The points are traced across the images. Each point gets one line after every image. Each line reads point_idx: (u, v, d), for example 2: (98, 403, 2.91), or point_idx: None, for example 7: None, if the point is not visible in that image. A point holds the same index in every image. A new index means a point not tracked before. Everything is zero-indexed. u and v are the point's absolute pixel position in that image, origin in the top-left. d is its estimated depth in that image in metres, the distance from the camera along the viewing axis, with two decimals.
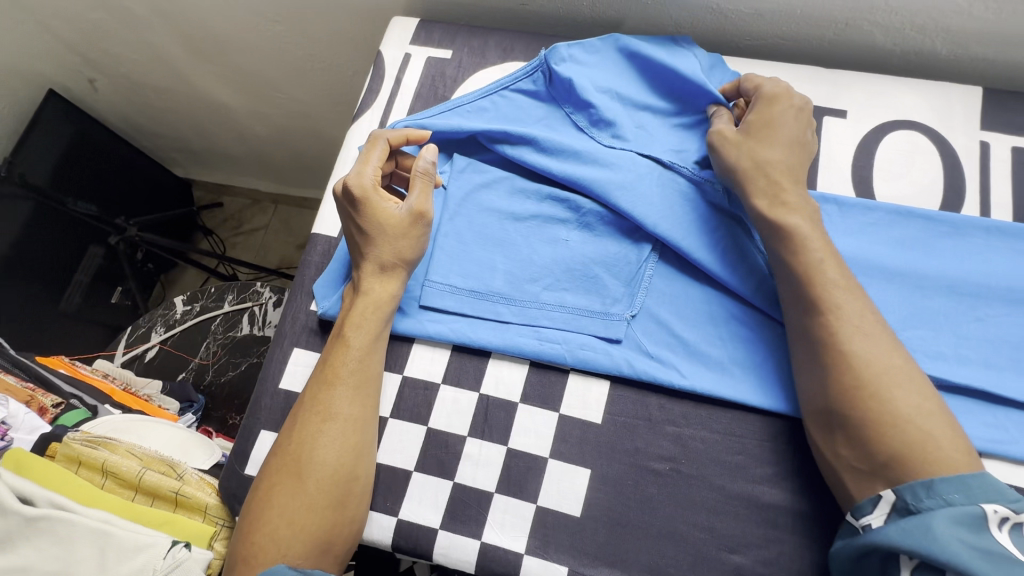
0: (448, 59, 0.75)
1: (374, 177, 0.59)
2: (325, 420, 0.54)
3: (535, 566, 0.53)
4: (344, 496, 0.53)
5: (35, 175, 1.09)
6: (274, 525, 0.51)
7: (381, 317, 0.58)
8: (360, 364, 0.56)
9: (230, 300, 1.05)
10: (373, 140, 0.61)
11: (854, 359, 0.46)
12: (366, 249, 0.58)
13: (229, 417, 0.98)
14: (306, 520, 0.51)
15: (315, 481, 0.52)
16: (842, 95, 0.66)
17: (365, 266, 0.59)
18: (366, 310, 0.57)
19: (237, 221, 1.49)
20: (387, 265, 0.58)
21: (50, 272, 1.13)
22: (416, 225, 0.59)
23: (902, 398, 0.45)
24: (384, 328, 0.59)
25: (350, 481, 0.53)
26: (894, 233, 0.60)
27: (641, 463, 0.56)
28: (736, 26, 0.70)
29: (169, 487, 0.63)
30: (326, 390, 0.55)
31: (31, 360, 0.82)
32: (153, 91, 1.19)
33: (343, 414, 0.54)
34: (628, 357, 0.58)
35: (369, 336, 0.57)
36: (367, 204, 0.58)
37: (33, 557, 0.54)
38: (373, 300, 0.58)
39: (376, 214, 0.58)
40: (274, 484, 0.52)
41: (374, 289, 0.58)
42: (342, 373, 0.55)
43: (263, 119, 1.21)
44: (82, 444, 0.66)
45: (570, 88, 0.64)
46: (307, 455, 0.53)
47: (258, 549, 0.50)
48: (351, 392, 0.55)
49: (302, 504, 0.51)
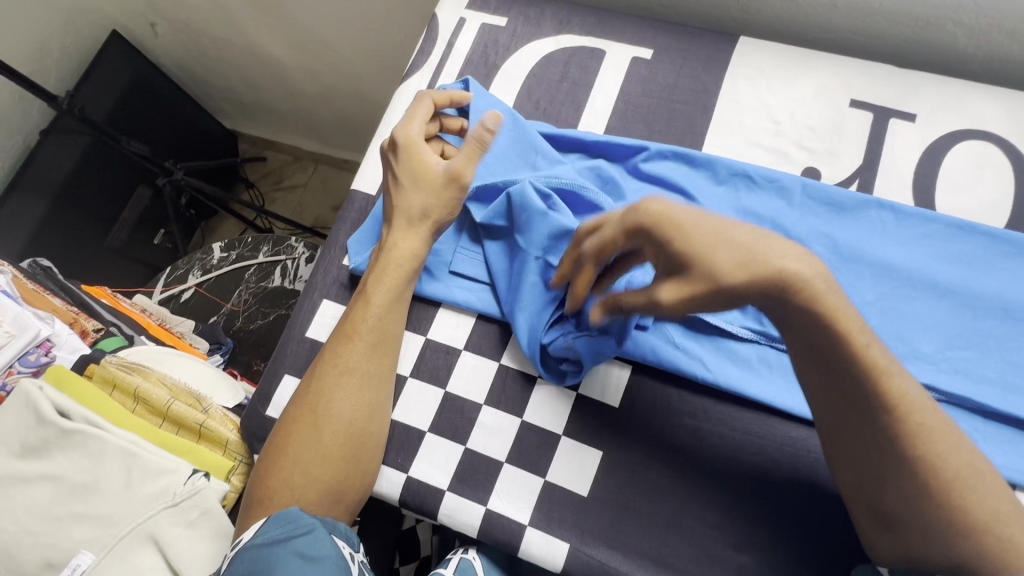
0: (502, 27, 0.74)
1: (419, 132, 0.58)
2: (341, 374, 0.55)
3: (537, 539, 0.54)
4: (357, 448, 0.54)
5: (94, 111, 1.13)
6: (289, 470, 0.52)
7: (402, 279, 0.58)
8: (379, 322, 0.57)
9: (265, 252, 1.08)
10: (419, 97, 0.61)
11: (916, 464, 0.39)
12: (395, 204, 0.59)
13: (254, 363, 1.01)
14: (318, 469, 0.52)
15: (329, 432, 0.53)
16: (913, 96, 0.63)
17: (393, 221, 0.59)
18: (384, 270, 0.58)
19: (278, 176, 1.53)
20: (413, 220, 0.58)
21: (99, 207, 1.17)
22: (450, 187, 0.57)
23: (976, 506, 0.38)
24: (407, 287, 0.59)
25: (364, 434, 0.54)
26: (952, 248, 0.56)
27: (656, 453, 0.55)
28: (806, 15, 0.67)
29: (194, 419, 0.65)
30: (345, 345, 0.56)
31: (78, 287, 0.86)
32: (210, 39, 1.21)
33: (359, 370, 0.55)
34: (655, 345, 0.56)
35: (389, 295, 0.58)
36: (406, 155, 0.58)
37: (66, 465, 0.58)
38: (396, 259, 0.58)
39: (411, 166, 0.58)
40: (290, 432, 0.54)
41: (399, 247, 0.58)
42: (361, 330, 0.56)
43: (312, 76, 1.22)
44: (117, 368, 0.68)
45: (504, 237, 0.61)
46: (324, 406, 0.54)
47: (273, 492, 0.52)
48: (368, 349, 0.56)
49: (317, 454, 0.53)
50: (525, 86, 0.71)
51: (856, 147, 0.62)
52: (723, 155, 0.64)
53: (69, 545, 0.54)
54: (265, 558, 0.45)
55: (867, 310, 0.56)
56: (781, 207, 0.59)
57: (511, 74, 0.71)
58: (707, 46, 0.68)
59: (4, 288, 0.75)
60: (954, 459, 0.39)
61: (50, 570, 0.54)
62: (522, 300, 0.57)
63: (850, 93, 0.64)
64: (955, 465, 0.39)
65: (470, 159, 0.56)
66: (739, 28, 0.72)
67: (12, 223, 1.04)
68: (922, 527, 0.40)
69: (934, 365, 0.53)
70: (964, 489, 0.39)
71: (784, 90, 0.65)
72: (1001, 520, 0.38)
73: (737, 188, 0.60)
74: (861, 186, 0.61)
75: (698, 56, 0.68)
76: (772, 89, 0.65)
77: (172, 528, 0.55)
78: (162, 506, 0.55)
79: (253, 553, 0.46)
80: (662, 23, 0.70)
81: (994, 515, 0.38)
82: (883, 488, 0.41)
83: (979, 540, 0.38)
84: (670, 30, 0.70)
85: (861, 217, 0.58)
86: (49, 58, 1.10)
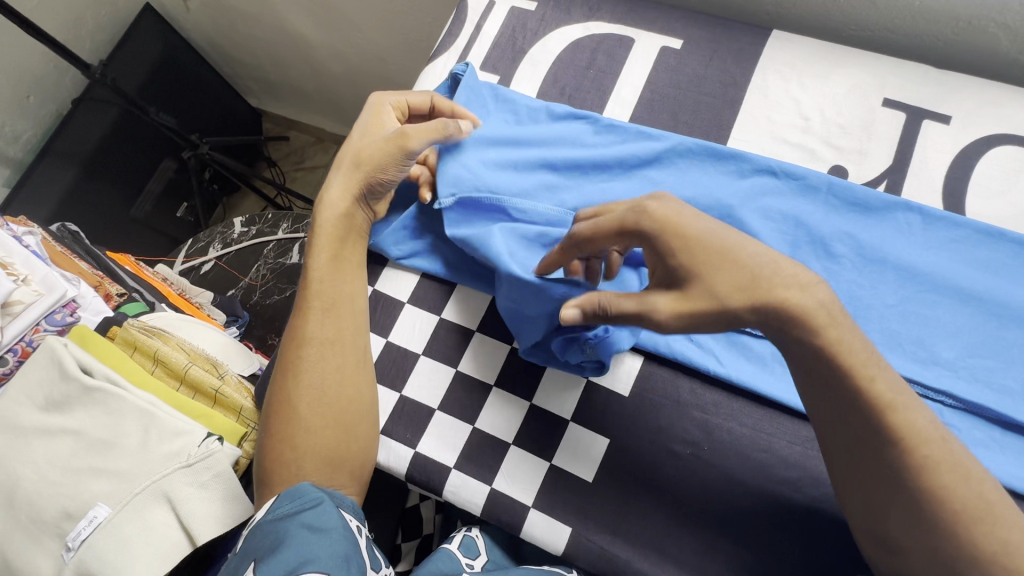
0: (531, 12, 0.73)
1: (396, 102, 0.61)
2: (303, 345, 0.56)
3: (540, 521, 0.54)
4: (342, 415, 0.54)
5: (125, 81, 1.15)
6: (280, 448, 0.53)
7: (337, 240, 0.59)
8: (327, 287, 0.58)
9: (284, 228, 1.10)
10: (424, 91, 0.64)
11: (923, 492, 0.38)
12: (343, 150, 0.60)
13: (269, 337, 1.03)
14: (309, 440, 0.53)
15: (307, 404, 0.54)
16: (949, 98, 0.61)
17: (335, 170, 0.60)
18: (318, 234, 0.58)
19: (300, 157, 1.55)
20: (352, 167, 0.59)
21: (126, 176, 1.20)
22: (394, 145, 0.57)
23: (968, 517, 0.37)
24: (348, 244, 0.60)
25: (341, 399, 0.55)
26: (979, 254, 0.55)
27: (663, 443, 0.55)
28: (842, 11, 0.65)
29: (210, 384, 0.67)
30: (302, 318, 0.57)
31: (103, 253, 0.88)
32: (240, 16, 1.22)
33: (318, 338, 0.56)
34: (668, 337, 0.57)
35: (330, 258, 0.58)
36: (369, 111, 0.61)
37: (87, 421, 0.60)
38: (329, 219, 0.58)
39: (371, 121, 0.60)
40: (271, 411, 0.55)
41: (329, 209, 0.58)
42: (310, 300, 0.57)
43: (339, 57, 1.22)
44: (139, 331, 0.70)
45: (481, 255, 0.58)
46: (292, 380, 0.55)
47: (271, 470, 0.53)
48: (324, 315, 0.56)
49: (297, 428, 0.53)
50: (551, 71, 0.70)
51: (885, 147, 0.61)
52: (749, 149, 0.63)
53: (87, 497, 0.56)
54: (273, 532, 0.46)
55: (887, 314, 0.55)
56: (805, 205, 0.58)
57: (538, 60, 0.71)
58: (738, 40, 0.67)
59: (35, 250, 0.76)
60: (958, 489, 0.37)
61: (68, 521, 0.55)
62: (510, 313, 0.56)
63: (884, 91, 0.62)
64: (964, 494, 0.37)
65: (426, 132, 0.57)
66: (773, 22, 0.71)
67: (42, 188, 1.07)
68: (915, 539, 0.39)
69: (953, 372, 0.52)
70: (975, 520, 0.37)
71: (816, 86, 0.64)
72: (1011, 552, 0.36)
73: (761, 182, 0.60)
74: (889, 188, 0.60)
75: (729, 49, 0.67)
76: (804, 85, 0.64)
77: (185, 488, 0.56)
78: (176, 466, 0.56)
79: (264, 528, 0.48)
80: (693, 13, 0.69)
81: (1002, 545, 0.36)
82: (885, 505, 0.40)
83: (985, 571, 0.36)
84: (703, 21, 0.69)
85: (887, 218, 0.57)
86: (84, 28, 1.12)
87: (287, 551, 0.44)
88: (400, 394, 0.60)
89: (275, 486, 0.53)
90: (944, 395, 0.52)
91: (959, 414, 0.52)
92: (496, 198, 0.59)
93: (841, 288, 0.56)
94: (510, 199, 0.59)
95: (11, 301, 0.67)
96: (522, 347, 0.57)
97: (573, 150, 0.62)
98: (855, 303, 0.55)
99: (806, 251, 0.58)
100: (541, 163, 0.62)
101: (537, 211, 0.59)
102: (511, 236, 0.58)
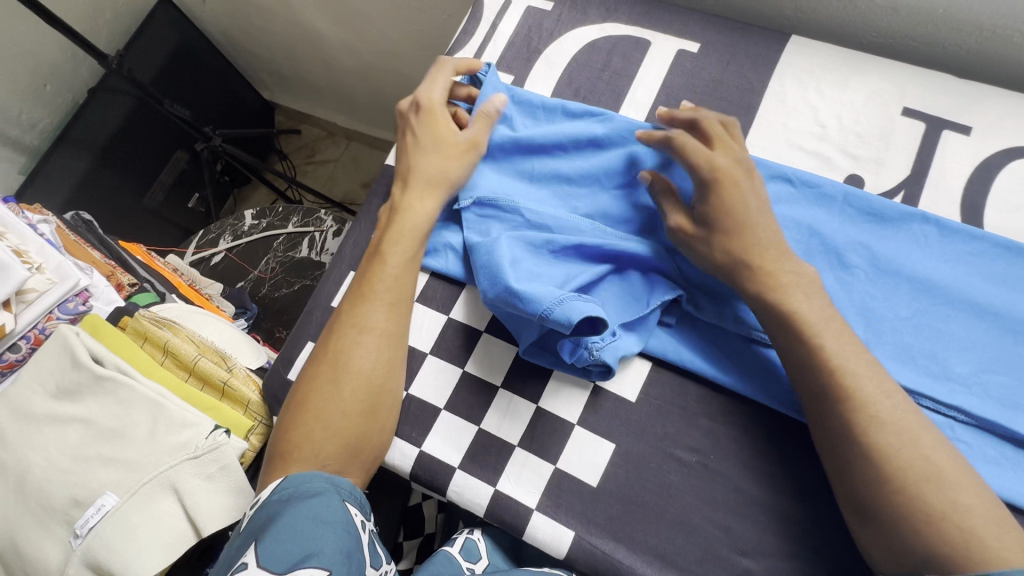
0: (548, 12, 0.73)
1: (441, 96, 0.61)
2: (361, 331, 0.55)
3: (542, 523, 0.54)
4: (375, 406, 0.54)
5: (140, 72, 1.16)
6: (309, 426, 0.53)
7: (417, 241, 0.58)
8: (395, 282, 0.57)
9: (294, 222, 1.10)
10: (441, 63, 0.64)
11: (872, 452, 0.44)
12: (412, 160, 0.60)
13: (276, 330, 1.03)
14: (338, 424, 0.53)
15: (350, 388, 0.54)
16: (970, 108, 0.60)
17: (409, 181, 0.59)
18: (399, 231, 0.58)
19: (311, 150, 1.55)
20: (431, 181, 0.59)
21: (139, 166, 1.21)
22: (470, 152, 0.60)
23: None
24: (420, 249, 0.59)
25: (383, 392, 0.55)
26: (996, 268, 0.54)
27: (668, 450, 0.55)
28: (863, 17, 0.64)
29: (219, 376, 0.67)
30: (363, 304, 0.56)
31: (115, 242, 0.89)
32: (256, 10, 1.22)
33: (378, 328, 0.55)
34: (675, 343, 0.57)
35: (406, 256, 0.58)
36: (430, 115, 0.60)
37: (96, 410, 0.60)
38: (415, 222, 0.58)
39: (431, 125, 0.60)
40: (308, 390, 0.54)
41: (414, 210, 0.58)
42: (377, 289, 0.56)
43: (353, 52, 1.22)
44: (150, 322, 0.70)
45: (477, 260, 0.57)
46: (344, 359, 0.54)
47: (295, 447, 0.52)
48: (386, 308, 0.56)
49: (339, 409, 0.53)
50: (565, 72, 0.70)
51: (904, 157, 0.60)
52: (764, 156, 0.62)
53: (96, 485, 0.57)
54: (279, 514, 0.46)
55: (900, 326, 0.54)
56: (819, 213, 0.58)
57: (553, 60, 0.71)
58: (756, 44, 0.66)
59: (49, 237, 0.77)
60: (906, 451, 0.43)
61: (76, 508, 0.56)
62: (506, 314, 0.56)
63: (903, 100, 0.62)
64: (907, 454, 0.43)
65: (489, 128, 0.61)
66: (791, 27, 0.70)
67: (56, 176, 1.08)
68: (885, 518, 0.43)
69: (966, 388, 0.52)
70: (922, 480, 0.42)
71: (834, 93, 0.63)
72: (960, 511, 0.41)
73: (776, 191, 0.59)
74: (906, 199, 0.59)
75: (746, 53, 0.66)
76: (822, 92, 0.63)
77: (192, 479, 0.57)
78: (184, 457, 0.57)
79: (270, 508, 0.48)
80: (711, 17, 0.69)
81: None
82: None
83: (941, 529, 0.41)
84: (721, 25, 0.68)
85: (903, 229, 0.57)
86: (101, 18, 1.13)
87: (291, 537, 0.44)
88: (406, 393, 0.60)
89: (289, 465, 0.51)
90: (955, 410, 0.51)
91: (971, 431, 0.51)
92: (509, 202, 0.60)
93: (854, 299, 0.55)
94: (523, 203, 0.60)
95: (25, 289, 0.68)
96: (523, 348, 0.56)
97: (591, 158, 0.62)
98: (868, 315, 0.55)
99: (820, 260, 0.57)
100: (556, 170, 0.62)
101: (550, 218, 0.60)
102: (518, 242, 0.57)
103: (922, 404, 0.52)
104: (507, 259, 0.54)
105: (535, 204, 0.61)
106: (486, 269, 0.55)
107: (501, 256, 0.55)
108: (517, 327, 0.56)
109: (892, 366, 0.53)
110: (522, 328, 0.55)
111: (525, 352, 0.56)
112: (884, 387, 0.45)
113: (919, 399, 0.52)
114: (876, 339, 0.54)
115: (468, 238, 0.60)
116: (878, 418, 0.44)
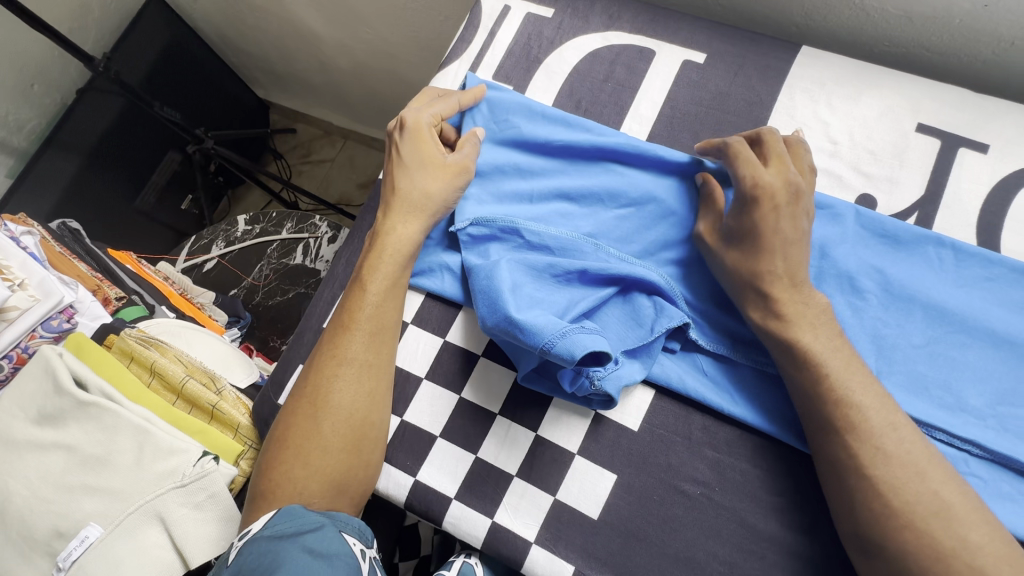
0: (548, 19, 0.70)
1: (432, 119, 0.59)
2: (340, 364, 0.53)
3: (541, 558, 0.52)
4: (359, 440, 0.53)
5: (128, 73, 1.12)
6: (290, 462, 0.51)
7: (398, 267, 0.56)
8: (378, 310, 0.55)
9: (288, 228, 1.07)
10: (445, 96, 0.62)
11: (875, 487, 0.43)
12: (398, 182, 0.58)
13: (270, 339, 1.01)
14: (320, 461, 0.51)
15: (331, 425, 0.52)
16: (988, 125, 0.58)
17: (394, 204, 0.57)
18: (381, 257, 0.56)
19: (307, 150, 1.53)
20: (414, 203, 0.57)
21: (129, 170, 1.18)
22: (457, 174, 0.58)
23: None
24: (403, 273, 0.57)
25: (363, 425, 0.53)
26: (1015, 294, 0.52)
27: (671, 482, 0.53)
28: (877, 28, 0.62)
29: (207, 400, 0.65)
30: (343, 333, 0.54)
31: (104, 251, 0.86)
32: (249, 7, 1.18)
33: (359, 359, 0.54)
34: (681, 373, 0.55)
35: (387, 283, 0.56)
36: (416, 136, 0.58)
37: (81, 436, 0.58)
38: (395, 245, 0.56)
39: (418, 148, 0.58)
40: (287, 425, 0.53)
41: (396, 233, 0.57)
42: (359, 318, 0.54)
43: (349, 52, 1.19)
44: (136, 341, 0.68)
45: (473, 285, 0.55)
46: (323, 396, 0.52)
47: (274, 486, 0.51)
48: (367, 338, 0.54)
49: (319, 447, 0.51)
50: (567, 83, 0.67)
51: (917, 177, 0.58)
52: None
53: (79, 516, 0.54)
54: (270, 550, 0.43)
55: (913, 355, 0.52)
56: (832, 233, 0.55)
57: (553, 70, 0.68)
58: (765, 54, 0.64)
59: (33, 251, 0.75)
60: (898, 488, 0.42)
61: (60, 540, 0.54)
62: (503, 341, 0.54)
63: (918, 115, 0.59)
64: (910, 491, 0.42)
65: (470, 150, 0.60)
66: (800, 36, 0.68)
67: (44, 180, 1.05)
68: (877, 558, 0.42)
69: (981, 421, 0.50)
70: (915, 516, 0.41)
71: (845, 107, 0.61)
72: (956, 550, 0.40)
73: None
74: (920, 221, 0.57)
75: (755, 64, 0.64)
76: (833, 106, 0.61)
77: (178, 509, 0.55)
78: (171, 486, 0.55)
79: (258, 544, 0.44)
80: (717, 25, 0.66)
81: None
82: None
83: (949, 566, 0.40)
84: (728, 34, 0.65)
85: (917, 254, 0.55)
86: (89, 18, 1.10)
87: (284, 569, 0.40)
88: (401, 419, 0.58)
89: (272, 502, 0.50)
90: (970, 444, 0.49)
91: (986, 466, 0.49)
92: (509, 223, 0.58)
93: (866, 326, 0.53)
94: (525, 223, 0.58)
95: (6, 307, 0.66)
96: (522, 376, 0.54)
97: (595, 178, 0.60)
98: (880, 343, 0.53)
99: (832, 285, 0.55)
100: (561, 188, 0.60)
101: (552, 237, 0.58)
102: (520, 266, 0.55)
103: (935, 437, 0.50)
104: (503, 287, 0.52)
105: (537, 223, 0.58)
106: (481, 297, 0.53)
107: (496, 283, 0.53)
108: (518, 355, 0.54)
109: (905, 396, 0.51)
110: (522, 357, 0.53)
111: (523, 381, 0.55)
112: (876, 421, 0.45)
113: (932, 432, 0.50)
114: (889, 368, 0.52)
115: (466, 262, 0.58)
116: (884, 451, 0.43)
